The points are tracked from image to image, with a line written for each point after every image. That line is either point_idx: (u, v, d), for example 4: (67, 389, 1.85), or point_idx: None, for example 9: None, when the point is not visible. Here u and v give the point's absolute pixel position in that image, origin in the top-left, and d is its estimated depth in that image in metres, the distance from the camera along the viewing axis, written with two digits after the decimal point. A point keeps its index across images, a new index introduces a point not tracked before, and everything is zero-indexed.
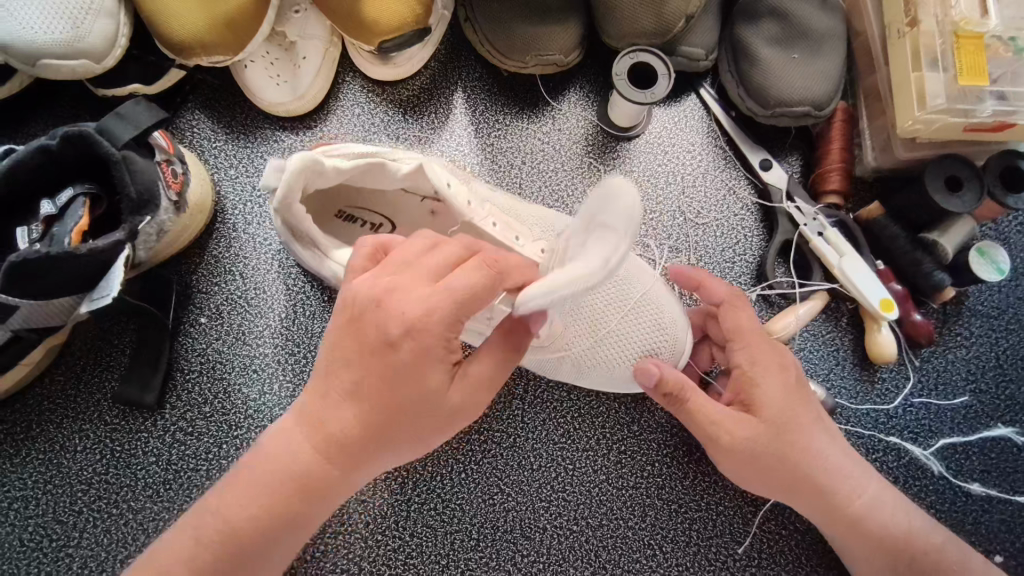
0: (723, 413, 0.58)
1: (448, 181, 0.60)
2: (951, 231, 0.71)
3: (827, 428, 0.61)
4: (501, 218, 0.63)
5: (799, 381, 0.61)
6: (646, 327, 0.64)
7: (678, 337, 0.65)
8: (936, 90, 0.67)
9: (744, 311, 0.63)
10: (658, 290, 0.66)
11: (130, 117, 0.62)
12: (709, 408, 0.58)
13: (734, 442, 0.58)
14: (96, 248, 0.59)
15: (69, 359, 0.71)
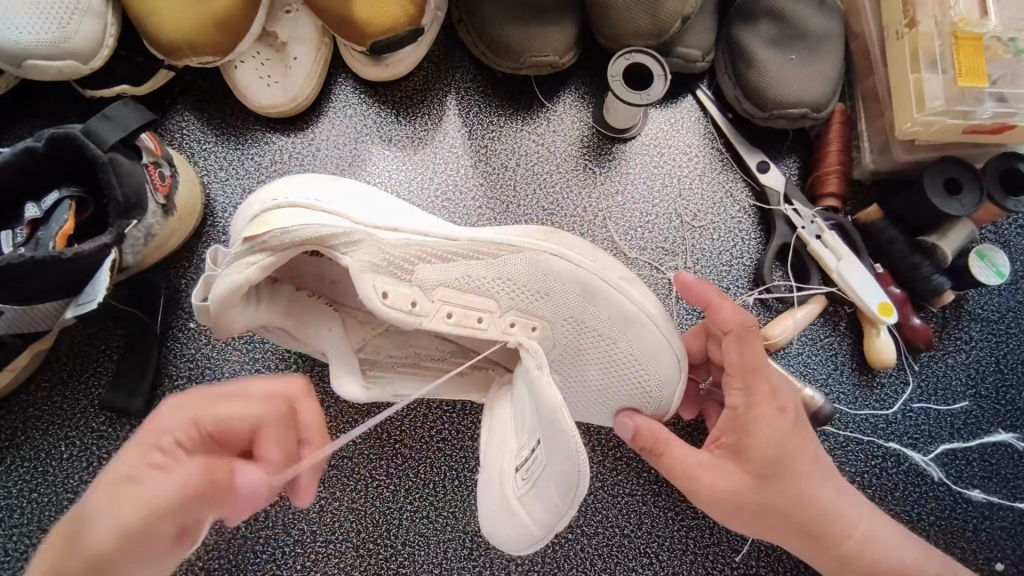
0: (699, 461, 0.57)
1: (385, 292, 0.57)
2: (951, 234, 0.70)
3: (824, 464, 0.58)
4: (456, 306, 0.61)
5: (795, 420, 0.56)
6: (629, 386, 0.62)
7: (665, 395, 0.62)
8: (936, 92, 0.66)
9: (751, 349, 0.57)
10: (649, 340, 0.62)
11: (117, 118, 0.61)
12: (690, 457, 0.57)
13: (716, 494, 0.55)
14: (81, 252, 0.58)
15: (55, 364, 0.70)
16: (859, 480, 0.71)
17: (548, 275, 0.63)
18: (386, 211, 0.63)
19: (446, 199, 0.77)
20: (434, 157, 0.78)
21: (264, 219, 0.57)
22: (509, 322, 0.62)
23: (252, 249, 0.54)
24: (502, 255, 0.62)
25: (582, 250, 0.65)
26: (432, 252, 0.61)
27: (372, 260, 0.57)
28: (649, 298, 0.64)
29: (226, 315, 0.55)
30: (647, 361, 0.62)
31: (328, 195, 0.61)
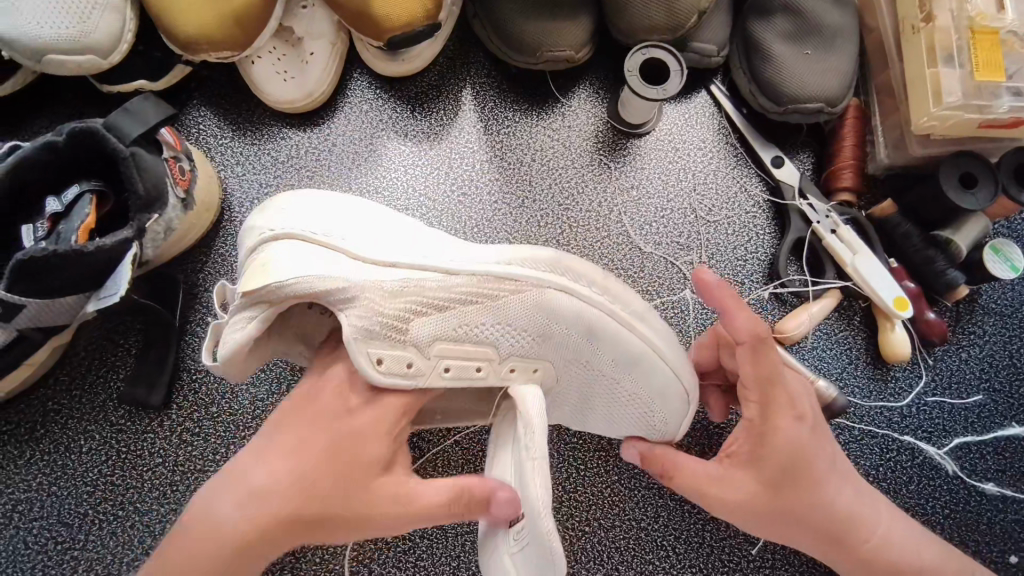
0: (710, 470, 0.58)
1: (378, 358, 0.56)
2: (964, 229, 0.71)
3: (840, 467, 0.59)
4: (454, 359, 0.59)
5: (811, 427, 0.57)
6: (636, 417, 0.64)
7: (670, 426, 0.64)
8: (953, 86, 0.66)
9: (760, 367, 0.56)
10: (658, 376, 0.62)
11: (138, 113, 0.61)
12: (700, 468, 0.59)
13: (730, 502, 0.57)
14: (103, 246, 0.58)
15: (74, 359, 0.70)
16: (874, 473, 0.72)
17: (554, 316, 0.61)
18: (381, 244, 0.59)
19: (463, 195, 0.78)
20: (451, 152, 0.79)
21: (262, 257, 0.55)
22: (510, 368, 0.61)
23: (251, 301, 0.53)
24: (502, 297, 0.60)
25: (593, 281, 0.62)
26: (429, 298, 0.58)
27: (363, 325, 0.55)
28: (661, 333, 0.63)
29: (235, 366, 0.56)
30: (655, 395, 0.63)
31: (324, 222, 0.59)
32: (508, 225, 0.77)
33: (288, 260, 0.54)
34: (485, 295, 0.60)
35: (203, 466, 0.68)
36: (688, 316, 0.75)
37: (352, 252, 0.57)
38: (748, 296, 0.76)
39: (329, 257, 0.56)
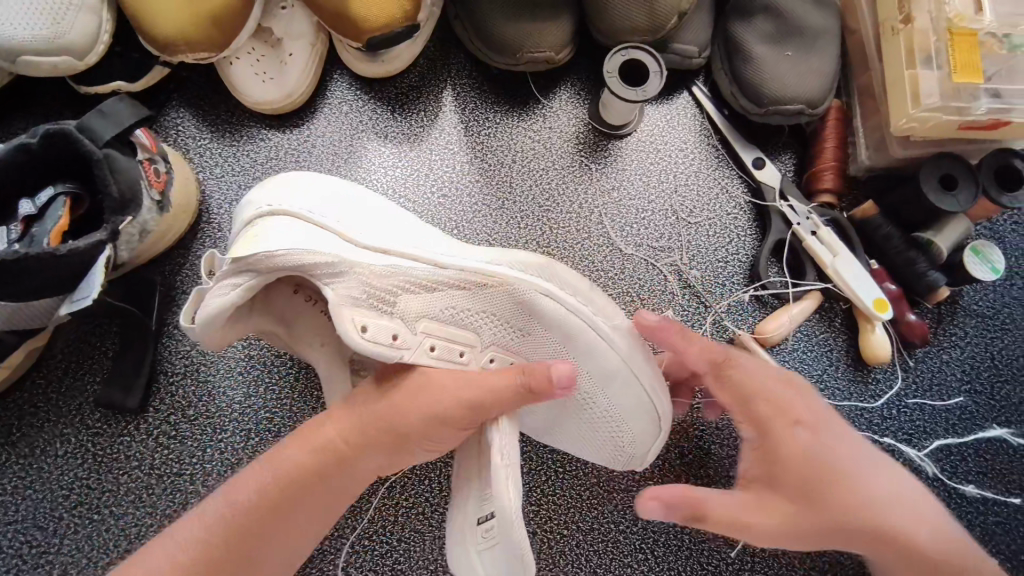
0: (733, 502, 0.52)
1: (363, 325, 0.53)
2: (946, 230, 0.70)
3: (872, 462, 0.54)
4: (439, 338, 0.58)
5: (813, 426, 0.54)
6: (605, 439, 0.64)
7: (638, 452, 0.65)
8: (932, 88, 0.66)
9: (733, 381, 0.57)
10: (631, 395, 0.62)
11: (112, 115, 0.60)
12: (727, 502, 0.52)
13: (764, 529, 0.51)
14: (76, 249, 0.58)
15: (50, 361, 0.70)
16: None
17: (536, 315, 0.60)
18: (380, 231, 0.60)
19: (443, 196, 0.77)
20: (431, 153, 0.78)
21: (255, 229, 0.55)
22: (489, 357, 0.61)
23: (238, 269, 0.52)
24: (490, 288, 0.60)
25: (577, 291, 0.61)
26: (416, 281, 0.58)
27: (350, 294, 0.54)
28: (641, 354, 0.63)
29: (211, 335, 0.54)
30: (625, 417, 0.63)
31: (325, 205, 0.59)
32: (488, 226, 0.77)
33: (279, 235, 0.54)
34: (472, 281, 0.59)
35: (179, 470, 0.68)
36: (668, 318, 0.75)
37: (353, 237, 0.57)
38: (729, 298, 0.76)
39: (320, 233, 0.56)
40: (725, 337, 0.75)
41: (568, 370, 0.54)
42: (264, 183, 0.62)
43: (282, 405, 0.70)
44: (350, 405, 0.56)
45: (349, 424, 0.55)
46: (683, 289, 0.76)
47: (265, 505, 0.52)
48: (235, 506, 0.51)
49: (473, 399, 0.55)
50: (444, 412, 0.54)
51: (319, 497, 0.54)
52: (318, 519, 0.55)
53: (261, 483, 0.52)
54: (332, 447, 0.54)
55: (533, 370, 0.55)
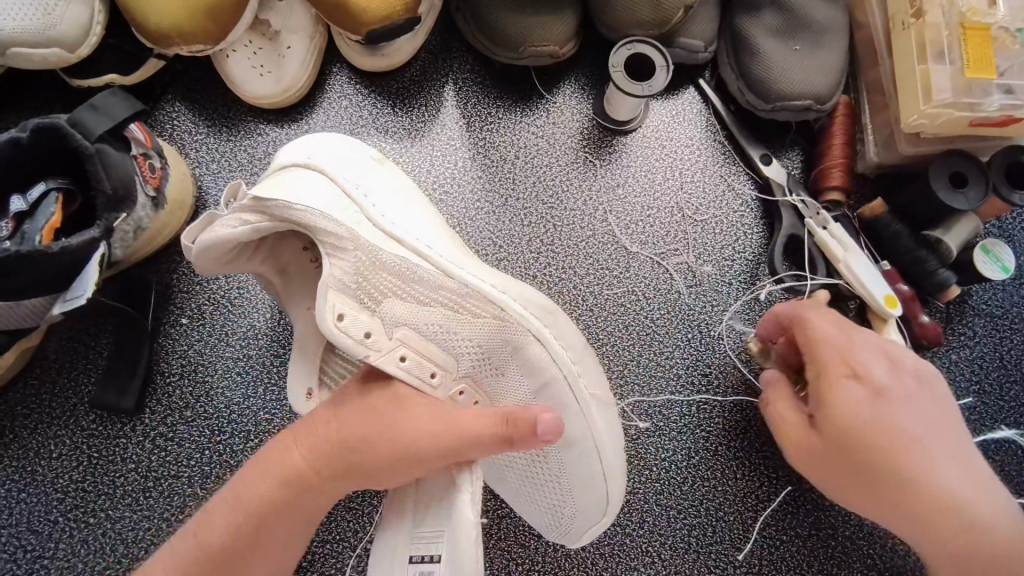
0: (790, 412, 0.62)
1: (340, 314, 0.52)
2: (956, 229, 0.70)
3: (935, 435, 0.55)
4: (412, 351, 0.55)
5: (891, 389, 0.56)
6: (545, 506, 0.60)
7: (572, 528, 0.60)
8: (944, 84, 0.65)
9: (813, 330, 0.61)
10: (586, 467, 0.59)
11: (105, 109, 0.59)
12: (784, 409, 0.62)
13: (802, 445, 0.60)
14: (69, 246, 0.56)
15: (44, 361, 0.69)
16: None
17: (529, 365, 0.59)
18: (402, 221, 0.59)
19: (445, 192, 0.76)
20: (433, 149, 0.77)
21: (283, 175, 0.57)
22: (458, 390, 0.58)
23: (252, 207, 0.53)
24: (482, 318, 0.58)
25: (570, 346, 0.60)
26: (416, 283, 0.57)
27: (341, 279, 0.53)
28: (612, 432, 0.61)
29: (205, 260, 0.56)
30: (575, 489, 0.59)
31: (356, 175, 0.60)
32: (491, 224, 0.75)
33: (300, 187, 0.55)
34: (467, 306, 0.58)
35: (176, 473, 0.67)
36: (674, 318, 0.74)
37: (373, 216, 0.57)
38: (735, 297, 0.75)
39: (339, 197, 0.57)
40: (733, 336, 0.74)
41: (554, 418, 0.53)
42: (299, 139, 0.63)
43: (281, 407, 0.69)
44: (314, 428, 0.53)
45: (320, 453, 0.51)
46: (689, 287, 0.75)
47: (234, 543, 0.49)
48: (206, 544, 0.49)
49: (454, 448, 0.52)
50: (419, 453, 0.52)
51: (292, 526, 0.52)
52: (287, 545, 0.52)
53: (230, 523, 0.49)
54: (303, 478, 0.51)
55: (517, 422, 0.53)
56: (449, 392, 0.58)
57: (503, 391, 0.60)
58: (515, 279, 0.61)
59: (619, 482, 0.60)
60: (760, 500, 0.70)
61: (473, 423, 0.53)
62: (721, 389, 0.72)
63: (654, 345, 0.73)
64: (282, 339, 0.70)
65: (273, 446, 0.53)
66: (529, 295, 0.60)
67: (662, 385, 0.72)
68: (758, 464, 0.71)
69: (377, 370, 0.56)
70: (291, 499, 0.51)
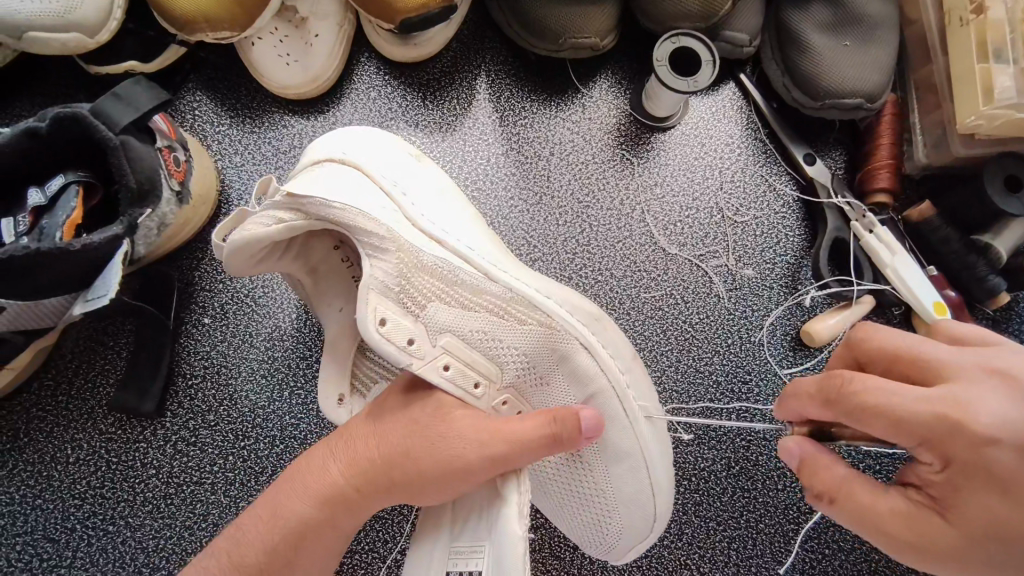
0: (894, 507, 0.43)
1: (383, 318, 0.50)
2: (1005, 234, 0.67)
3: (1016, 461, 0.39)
4: (455, 359, 0.54)
5: None
6: (588, 521, 0.58)
7: (619, 546, 0.59)
8: (1007, 83, 0.62)
9: (875, 426, 0.41)
10: (634, 483, 0.57)
11: (129, 98, 0.56)
12: (875, 501, 0.44)
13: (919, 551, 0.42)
14: (90, 243, 0.53)
15: (60, 362, 0.66)
16: None
17: (575, 373, 0.57)
18: (441, 219, 0.57)
19: (477, 189, 0.73)
20: (464, 144, 0.74)
21: (318, 171, 0.54)
22: (502, 400, 0.56)
23: (288, 204, 0.51)
24: (527, 325, 0.56)
25: (618, 355, 0.58)
26: (457, 287, 0.54)
27: (383, 279, 0.51)
28: (660, 445, 0.58)
29: (235, 260, 0.53)
30: (620, 504, 0.57)
31: (394, 171, 0.57)
32: (525, 223, 0.72)
33: (335, 184, 0.52)
34: (512, 312, 0.55)
35: (198, 480, 0.64)
36: (713, 322, 0.71)
37: (412, 215, 0.55)
38: (777, 301, 0.72)
39: (379, 195, 0.54)
40: (775, 342, 0.71)
41: (594, 414, 0.51)
42: (329, 134, 0.60)
43: (308, 412, 0.66)
44: (353, 442, 0.52)
45: (358, 469, 0.51)
46: (729, 291, 0.72)
47: (272, 563, 0.48)
48: (241, 566, 0.48)
49: (502, 453, 0.49)
50: (469, 464, 0.50)
51: (325, 543, 0.51)
52: (325, 561, 0.52)
53: (266, 543, 0.49)
54: (340, 493, 0.50)
55: (564, 417, 0.50)
56: (492, 402, 0.56)
57: (548, 400, 0.58)
58: (560, 284, 0.59)
59: (666, 496, 0.58)
60: (802, 512, 0.67)
61: (523, 427, 0.50)
62: (762, 397, 0.70)
63: (694, 351, 0.70)
64: (307, 341, 0.68)
65: (314, 457, 0.53)
66: (579, 301, 0.58)
67: (701, 393, 0.69)
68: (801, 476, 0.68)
69: (420, 381, 0.55)
70: (329, 516, 0.50)
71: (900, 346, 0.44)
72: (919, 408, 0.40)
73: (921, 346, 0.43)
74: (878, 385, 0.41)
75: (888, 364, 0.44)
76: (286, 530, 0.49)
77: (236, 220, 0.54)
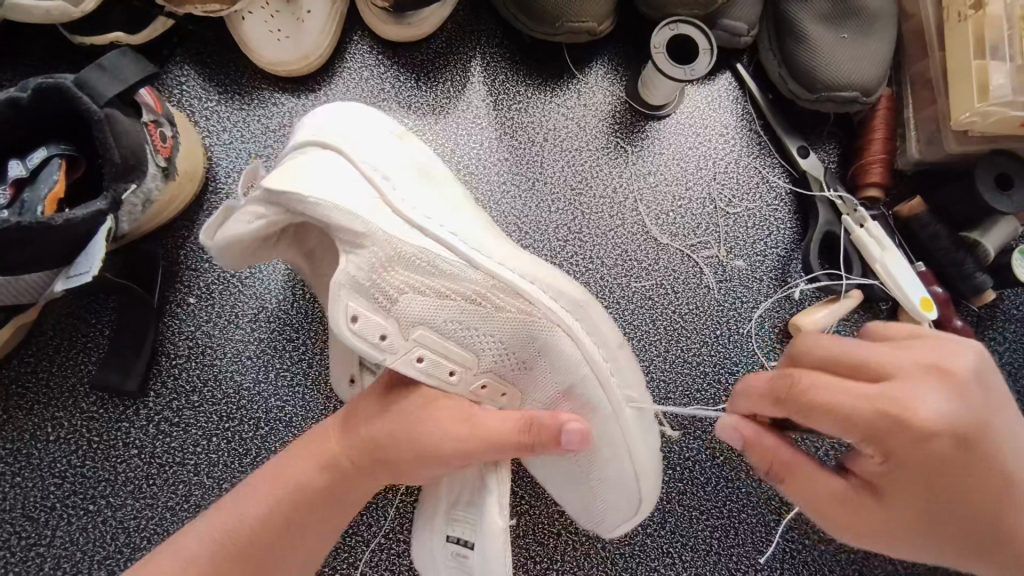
0: (835, 491, 0.48)
1: (354, 315, 0.50)
2: (993, 232, 0.68)
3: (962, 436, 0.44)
4: (429, 350, 0.53)
5: (958, 440, 0.44)
6: (576, 495, 0.60)
7: (605, 522, 0.60)
8: (1001, 81, 0.62)
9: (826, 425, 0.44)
10: (617, 470, 0.58)
11: (115, 70, 0.54)
12: (821, 481, 0.48)
13: (848, 524, 0.48)
14: (73, 218, 0.52)
15: (40, 339, 0.64)
16: None
17: (555, 364, 0.56)
18: (422, 203, 0.55)
19: (470, 173, 0.72)
20: (455, 128, 0.73)
21: (295, 159, 0.52)
22: (480, 384, 0.56)
23: (264, 200, 0.50)
24: (507, 312, 0.55)
25: (603, 342, 0.58)
26: (436, 276, 0.53)
27: (356, 275, 0.50)
28: (646, 432, 0.59)
29: (230, 255, 0.53)
30: (605, 487, 0.58)
31: (377, 154, 0.55)
32: (516, 209, 0.72)
33: (314, 174, 0.50)
34: (490, 299, 0.54)
35: (181, 460, 0.63)
36: (703, 314, 0.71)
37: (392, 201, 0.53)
38: (766, 293, 0.72)
39: (357, 181, 0.52)
40: (762, 334, 0.71)
41: (580, 428, 0.50)
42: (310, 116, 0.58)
43: (294, 395, 0.65)
44: (353, 417, 0.53)
45: (356, 442, 0.51)
46: (719, 282, 0.72)
47: (265, 532, 0.48)
48: (237, 532, 0.48)
49: (472, 450, 0.50)
50: (443, 455, 0.50)
51: (317, 522, 0.51)
52: (317, 542, 0.52)
53: (262, 510, 0.49)
54: (338, 465, 0.51)
55: (543, 428, 0.50)
56: (469, 387, 0.55)
57: (535, 389, 0.58)
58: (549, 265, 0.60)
59: (652, 484, 0.59)
60: (784, 502, 0.68)
61: (497, 427, 0.50)
62: None
63: (682, 341, 0.70)
64: (294, 327, 0.67)
65: (308, 434, 0.53)
66: (569, 284, 0.58)
67: (689, 383, 0.69)
68: None
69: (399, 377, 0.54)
70: (328, 482, 0.50)
71: (846, 352, 0.46)
72: (857, 410, 0.44)
73: (854, 354, 0.46)
74: (824, 386, 0.44)
75: (831, 363, 0.47)
76: (279, 499, 0.49)
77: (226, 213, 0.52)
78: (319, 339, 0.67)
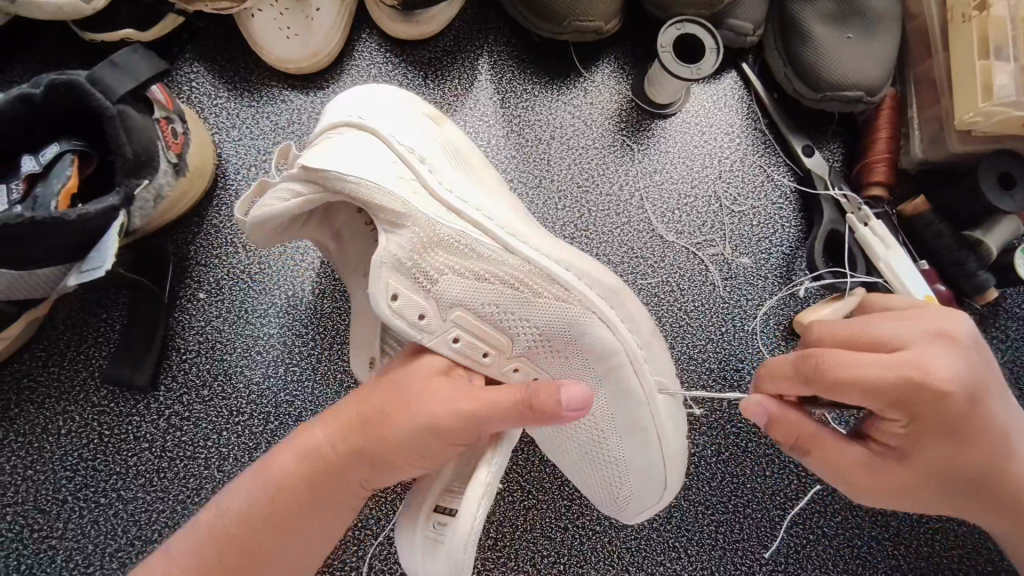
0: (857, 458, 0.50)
1: (395, 294, 0.50)
2: (995, 231, 0.69)
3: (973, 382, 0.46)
4: (468, 334, 0.54)
5: (969, 386, 0.46)
6: (603, 478, 0.61)
7: (630, 507, 0.62)
8: (1004, 82, 0.63)
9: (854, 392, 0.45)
10: (646, 458, 0.60)
11: (127, 66, 0.55)
12: (842, 452, 0.51)
13: (868, 487, 0.51)
14: (86, 213, 0.52)
15: (51, 334, 0.65)
16: None
17: (589, 343, 0.56)
18: (461, 189, 0.55)
19: None
20: (463, 123, 0.73)
21: (332, 139, 0.52)
22: (514, 368, 0.56)
23: (304, 178, 0.50)
24: (545, 299, 0.55)
25: (637, 330, 0.58)
26: (472, 261, 0.53)
27: (397, 255, 0.50)
28: (675, 421, 0.60)
29: (259, 234, 0.53)
30: (633, 474, 0.60)
31: (416, 138, 0.55)
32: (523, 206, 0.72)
33: (347, 155, 0.50)
34: (528, 286, 0.54)
35: (191, 453, 0.64)
36: (708, 310, 0.72)
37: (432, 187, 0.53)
38: (771, 291, 0.73)
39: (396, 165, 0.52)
40: (767, 331, 0.72)
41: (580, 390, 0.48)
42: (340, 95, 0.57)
43: (303, 390, 0.66)
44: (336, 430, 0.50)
45: (342, 456, 0.49)
46: (724, 279, 0.73)
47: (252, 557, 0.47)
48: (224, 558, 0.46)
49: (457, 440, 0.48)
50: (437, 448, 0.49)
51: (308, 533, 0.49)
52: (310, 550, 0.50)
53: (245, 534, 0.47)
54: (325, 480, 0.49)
55: (538, 404, 0.47)
56: (502, 369, 0.56)
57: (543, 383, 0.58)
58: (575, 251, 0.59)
59: (678, 474, 0.61)
60: (788, 498, 0.69)
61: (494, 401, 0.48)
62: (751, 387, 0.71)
63: (688, 337, 0.71)
64: (302, 325, 0.67)
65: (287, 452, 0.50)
66: (604, 275, 0.58)
67: (695, 379, 0.70)
68: (787, 462, 0.69)
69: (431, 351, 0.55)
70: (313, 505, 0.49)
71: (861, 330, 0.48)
72: (874, 371, 0.45)
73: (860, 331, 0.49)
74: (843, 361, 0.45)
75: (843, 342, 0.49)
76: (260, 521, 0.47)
77: (260, 188, 0.54)
78: (327, 336, 0.67)
